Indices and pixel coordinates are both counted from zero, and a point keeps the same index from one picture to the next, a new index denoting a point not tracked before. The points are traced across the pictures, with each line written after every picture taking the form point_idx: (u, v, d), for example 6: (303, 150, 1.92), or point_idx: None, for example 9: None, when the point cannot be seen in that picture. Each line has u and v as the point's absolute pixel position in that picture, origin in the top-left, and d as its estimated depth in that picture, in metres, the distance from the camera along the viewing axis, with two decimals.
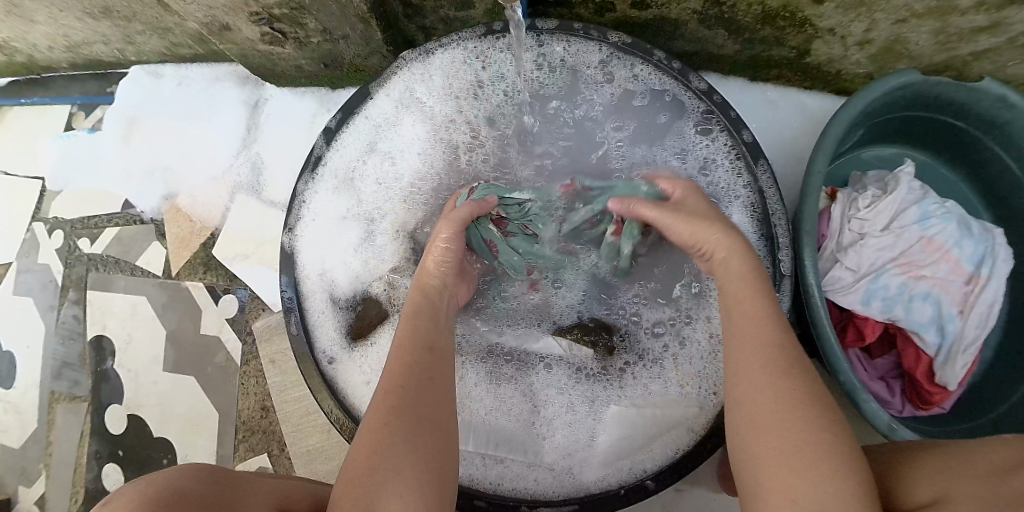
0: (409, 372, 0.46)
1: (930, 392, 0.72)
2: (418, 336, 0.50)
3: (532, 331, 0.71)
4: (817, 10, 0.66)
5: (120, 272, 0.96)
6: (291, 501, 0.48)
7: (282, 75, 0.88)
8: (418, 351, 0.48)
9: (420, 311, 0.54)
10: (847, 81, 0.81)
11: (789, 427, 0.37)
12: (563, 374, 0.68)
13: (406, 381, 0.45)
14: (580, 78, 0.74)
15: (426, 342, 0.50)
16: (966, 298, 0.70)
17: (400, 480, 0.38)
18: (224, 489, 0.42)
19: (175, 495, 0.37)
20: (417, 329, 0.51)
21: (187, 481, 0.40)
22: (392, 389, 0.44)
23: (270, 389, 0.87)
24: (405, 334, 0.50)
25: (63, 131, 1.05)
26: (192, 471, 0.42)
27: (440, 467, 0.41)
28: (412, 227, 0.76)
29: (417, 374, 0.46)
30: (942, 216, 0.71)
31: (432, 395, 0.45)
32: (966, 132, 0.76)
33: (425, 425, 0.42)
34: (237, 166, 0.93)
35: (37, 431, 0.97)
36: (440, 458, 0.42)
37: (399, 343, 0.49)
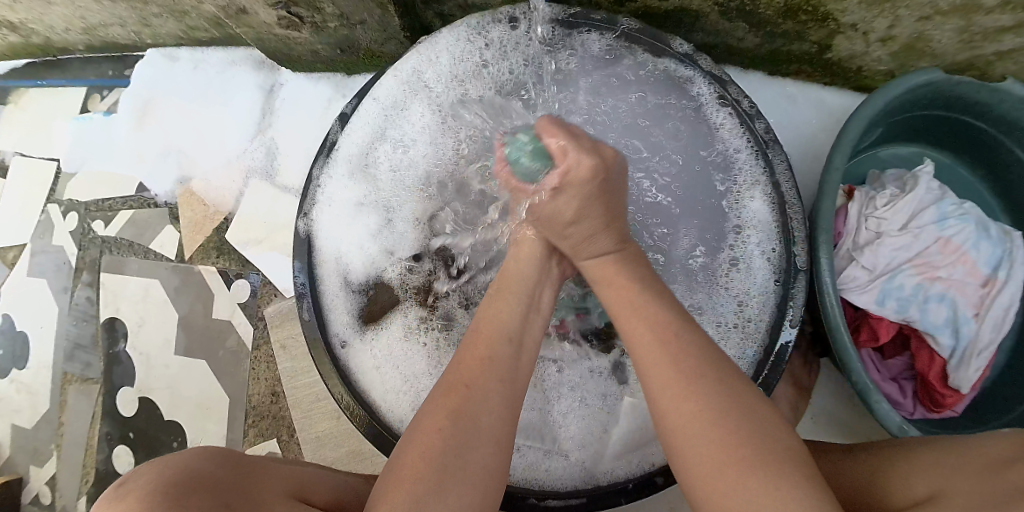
0: (474, 374, 0.46)
1: (942, 395, 0.71)
2: (495, 334, 0.49)
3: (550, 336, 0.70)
4: (839, 5, 0.65)
5: (134, 255, 0.97)
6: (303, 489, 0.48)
7: (298, 60, 0.88)
8: (486, 352, 0.48)
9: (511, 298, 0.53)
10: (867, 78, 0.80)
11: (721, 433, 0.37)
12: (575, 374, 0.68)
13: (474, 377, 0.45)
14: (587, 62, 0.74)
15: (508, 335, 0.49)
16: (982, 301, 0.70)
17: (448, 486, 0.38)
18: (239, 471, 0.43)
19: (189, 475, 0.38)
20: (502, 320, 0.50)
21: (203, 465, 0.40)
22: (457, 382, 0.45)
23: (280, 374, 0.88)
24: (478, 332, 0.50)
25: (79, 113, 1.05)
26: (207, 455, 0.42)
27: (494, 465, 0.42)
28: (425, 211, 0.76)
29: (486, 377, 0.45)
30: (960, 218, 0.70)
31: (495, 402, 0.44)
32: (986, 133, 0.76)
33: (482, 433, 0.42)
34: (251, 151, 0.94)
35: (49, 411, 0.98)
36: (494, 458, 0.42)
37: (479, 332, 0.50)
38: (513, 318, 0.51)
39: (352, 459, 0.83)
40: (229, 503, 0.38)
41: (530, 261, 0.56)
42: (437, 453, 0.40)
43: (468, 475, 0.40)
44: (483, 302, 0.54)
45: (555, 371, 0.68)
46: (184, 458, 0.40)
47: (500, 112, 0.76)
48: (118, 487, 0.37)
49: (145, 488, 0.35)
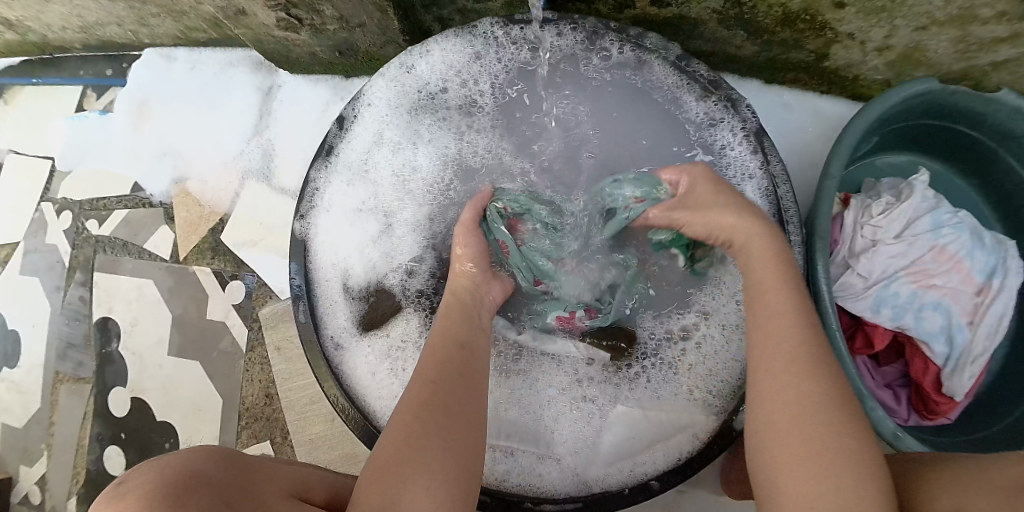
0: (437, 372, 0.47)
1: (936, 402, 0.71)
2: (450, 338, 0.52)
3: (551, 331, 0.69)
4: (837, 15, 0.65)
5: (128, 255, 0.96)
6: (305, 492, 0.49)
7: (297, 62, 0.88)
8: (445, 353, 0.50)
9: (461, 315, 0.56)
10: (864, 87, 0.80)
11: (811, 429, 0.38)
12: (573, 372, 0.67)
13: (437, 382, 0.46)
14: (579, 64, 0.74)
15: (462, 344, 0.51)
16: (975, 309, 0.70)
17: (428, 481, 0.38)
18: (238, 472, 0.42)
19: (187, 477, 0.37)
20: (456, 330, 0.53)
21: (205, 464, 0.40)
22: (422, 388, 0.46)
23: (274, 376, 0.87)
24: (435, 339, 0.52)
25: (75, 112, 1.04)
26: (209, 455, 0.42)
27: (467, 468, 0.41)
28: (426, 212, 0.75)
29: (445, 374, 0.47)
30: (955, 226, 0.70)
31: (460, 395, 0.46)
32: (981, 142, 0.76)
33: (450, 422, 0.43)
34: (248, 151, 0.93)
35: (40, 411, 0.97)
36: (467, 460, 0.42)
37: (435, 342, 0.51)
38: (464, 326, 0.54)
39: (345, 462, 0.83)
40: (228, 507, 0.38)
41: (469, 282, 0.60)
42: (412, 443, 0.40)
43: (441, 462, 0.40)
44: (436, 319, 0.56)
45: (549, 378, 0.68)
46: (184, 457, 0.40)
47: (494, 110, 0.76)
48: (116, 485, 0.37)
49: (144, 487, 0.35)
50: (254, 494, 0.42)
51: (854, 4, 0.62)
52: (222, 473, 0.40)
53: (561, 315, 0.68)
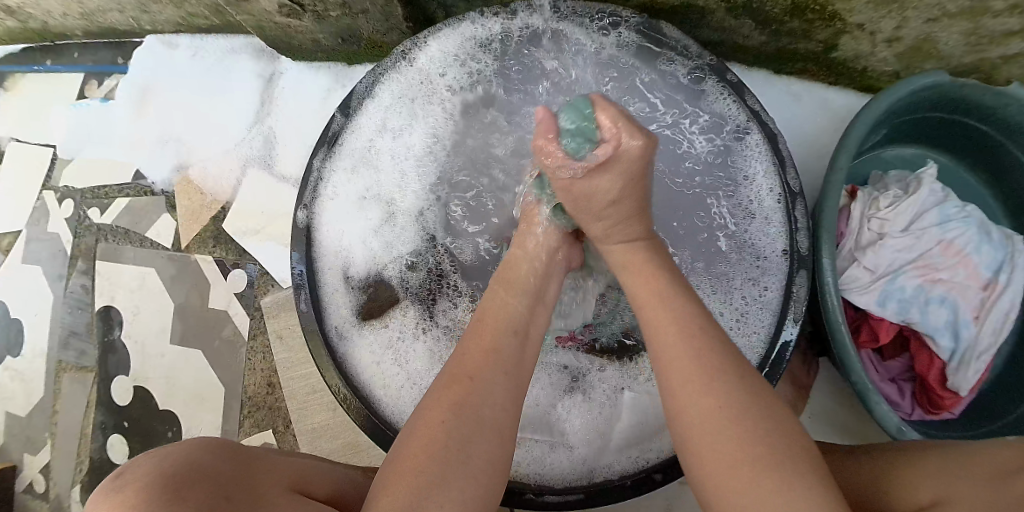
0: (479, 363, 0.45)
1: (940, 397, 0.71)
2: (499, 325, 0.49)
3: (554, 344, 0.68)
4: (847, 5, 0.64)
5: (130, 244, 0.96)
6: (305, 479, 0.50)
7: (300, 49, 0.87)
8: (491, 341, 0.47)
9: (519, 290, 0.52)
10: (872, 79, 0.79)
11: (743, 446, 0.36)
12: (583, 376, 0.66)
13: (479, 369, 0.45)
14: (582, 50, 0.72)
15: (514, 326, 0.49)
16: (981, 304, 0.70)
17: (454, 482, 0.38)
18: (235, 465, 0.44)
19: (182, 469, 0.39)
20: (510, 310, 0.50)
21: (208, 459, 0.42)
22: (460, 373, 0.44)
23: (277, 365, 0.87)
24: (483, 322, 0.50)
25: (75, 100, 1.04)
26: (210, 448, 0.43)
27: (492, 466, 0.41)
28: (426, 204, 0.75)
29: (488, 369, 0.45)
30: (962, 220, 0.70)
31: (501, 391, 0.44)
32: (990, 137, 0.75)
33: (484, 424, 0.41)
34: (250, 139, 0.92)
35: (43, 399, 0.97)
36: (491, 460, 0.41)
37: (485, 322, 0.49)
38: (516, 309, 0.51)
39: (347, 451, 0.83)
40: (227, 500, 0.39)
41: (534, 259, 0.56)
42: (444, 446, 0.39)
43: (466, 471, 0.39)
44: (486, 295, 0.53)
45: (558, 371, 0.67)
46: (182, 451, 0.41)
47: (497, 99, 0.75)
48: (113, 477, 0.39)
49: (140, 479, 0.37)
50: (251, 485, 0.43)
51: None
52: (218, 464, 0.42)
53: (561, 334, 0.67)
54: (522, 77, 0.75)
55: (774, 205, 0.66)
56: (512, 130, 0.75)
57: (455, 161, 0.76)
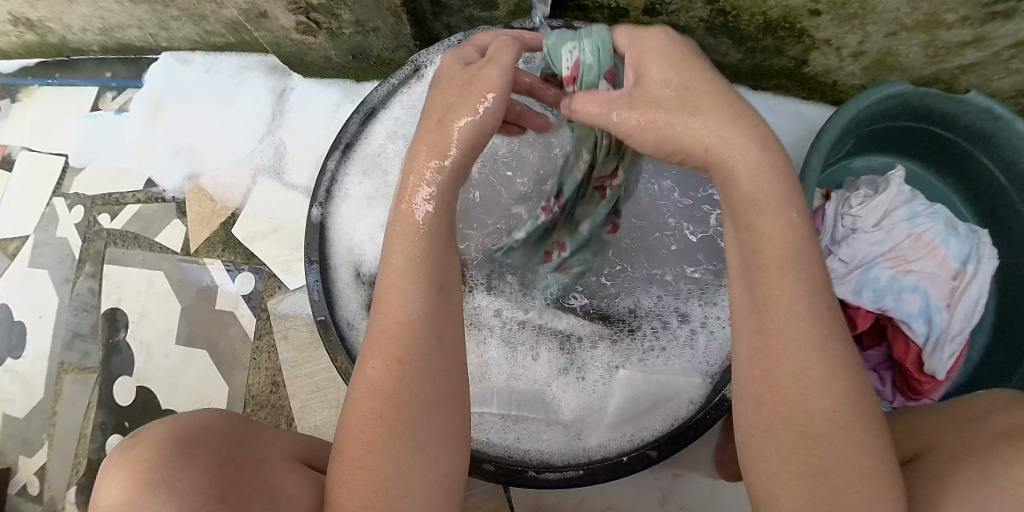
0: (394, 347, 0.42)
1: (920, 381, 0.76)
2: (400, 297, 0.43)
3: (550, 308, 0.71)
4: (814, 22, 0.72)
5: (140, 248, 0.99)
6: (307, 452, 0.53)
7: (311, 65, 0.93)
8: (405, 317, 0.43)
9: (425, 234, 0.45)
10: (843, 93, 0.88)
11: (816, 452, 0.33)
12: (578, 350, 0.70)
13: (402, 345, 0.42)
14: None
15: (427, 283, 0.44)
16: (953, 292, 0.76)
17: (412, 465, 0.41)
18: (246, 432, 0.47)
19: (191, 433, 0.42)
20: (416, 264, 0.44)
21: (214, 422, 0.45)
22: (387, 354, 0.42)
23: (281, 364, 0.89)
24: (383, 295, 0.44)
25: (90, 112, 1.08)
26: (219, 415, 0.47)
27: (453, 435, 0.43)
28: None
29: (411, 340, 0.42)
30: (929, 216, 0.76)
31: (435, 366, 0.43)
32: (954, 143, 0.82)
33: (424, 410, 0.42)
34: (261, 149, 0.97)
35: (42, 401, 0.98)
36: (451, 427, 0.43)
37: (395, 286, 0.44)
38: (425, 265, 0.44)
39: None
40: (233, 458, 0.42)
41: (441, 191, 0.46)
42: (387, 442, 0.41)
43: (424, 451, 0.41)
44: (388, 240, 0.47)
45: (557, 347, 0.71)
46: (200, 414, 0.45)
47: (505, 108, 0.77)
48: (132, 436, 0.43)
49: (155, 435, 0.41)
50: (254, 448, 0.46)
51: (829, 11, 0.69)
52: (228, 428, 0.45)
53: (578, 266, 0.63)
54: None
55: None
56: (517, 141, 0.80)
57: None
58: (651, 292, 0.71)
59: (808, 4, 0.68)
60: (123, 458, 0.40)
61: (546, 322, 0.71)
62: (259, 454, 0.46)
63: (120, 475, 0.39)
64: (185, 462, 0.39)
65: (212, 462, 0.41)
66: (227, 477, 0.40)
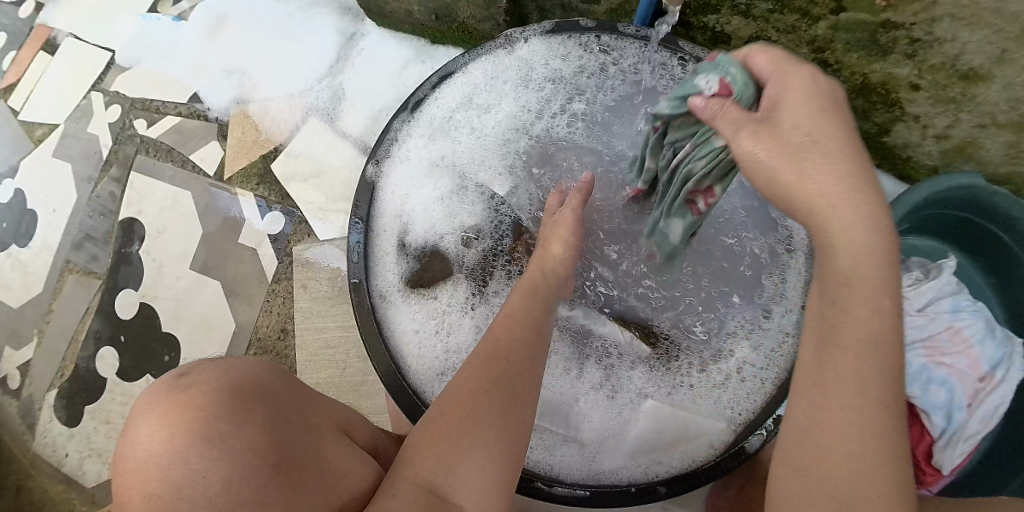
0: (504, 347, 0.51)
1: (924, 472, 0.78)
2: (520, 320, 0.55)
3: (597, 311, 0.71)
4: (910, 95, 0.73)
5: (171, 163, 0.95)
6: (350, 426, 0.52)
7: (389, 17, 0.89)
8: (516, 332, 0.53)
9: (538, 292, 0.59)
10: (912, 169, 0.86)
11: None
12: (612, 363, 0.68)
13: (506, 352, 0.51)
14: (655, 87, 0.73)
15: (530, 321, 0.55)
16: (976, 394, 0.77)
17: (475, 449, 0.42)
18: (292, 388, 0.45)
19: (250, 382, 0.40)
20: (525, 304, 0.57)
21: (268, 374, 0.43)
22: (492, 354, 0.51)
23: (295, 312, 0.86)
24: (505, 318, 0.55)
25: (147, 12, 1.04)
26: (272, 367, 0.44)
27: (518, 431, 0.46)
28: (498, 189, 0.75)
29: (516, 354, 0.51)
30: (971, 313, 0.78)
31: (524, 375, 0.50)
32: (1007, 245, 0.82)
33: (511, 400, 0.47)
34: (317, 90, 0.94)
35: (39, 295, 0.95)
36: (520, 423, 0.47)
37: (507, 316, 0.55)
38: (538, 314, 0.56)
39: None
40: (285, 421, 0.40)
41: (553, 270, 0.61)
42: (476, 415, 0.44)
43: (484, 434, 0.43)
44: (511, 295, 0.59)
45: (597, 358, 0.68)
46: (251, 363, 0.42)
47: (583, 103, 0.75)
48: (178, 374, 0.39)
49: (210, 382, 0.37)
50: (304, 416, 0.43)
51: (929, 89, 0.70)
52: (279, 389, 0.42)
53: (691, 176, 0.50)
54: (628, 97, 0.74)
55: (805, 264, 0.67)
56: (600, 143, 0.75)
57: (537, 155, 0.76)
58: (692, 322, 0.69)
59: (912, 76, 0.69)
60: (174, 399, 0.36)
61: (592, 327, 0.70)
62: (307, 420, 0.43)
63: (166, 420, 0.35)
64: (246, 424, 0.36)
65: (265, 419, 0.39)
66: (283, 451, 0.38)
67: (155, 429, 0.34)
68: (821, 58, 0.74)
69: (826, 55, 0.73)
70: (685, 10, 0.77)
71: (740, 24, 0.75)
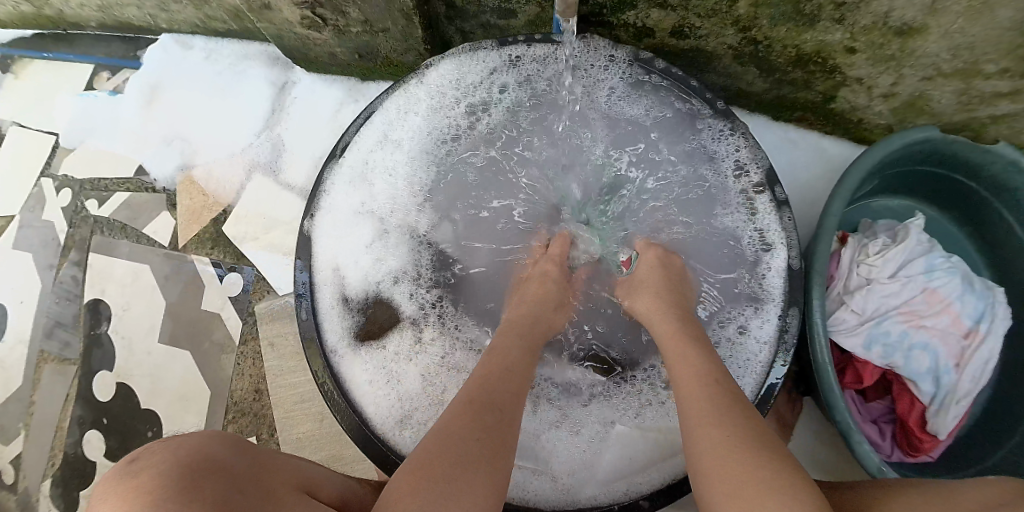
0: (485, 389, 0.50)
1: (920, 440, 0.75)
2: (508, 363, 0.54)
3: (548, 353, 0.71)
4: (848, 59, 0.70)
5: (126, 239, 0.95)
6: (311, 489, 0.50)
7: (315, 61, 0.89)
8: (504, 375, 0.53)
9: (522, 334, 0.59)
10: (866, 130, 0.83)
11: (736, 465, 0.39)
12: (574, 396, 0.68)
13: (498, 391, 0.50)
14: (557, 92, 0.76)
15: (519, 364, 0.55)
16: (962, 352, 0.74)
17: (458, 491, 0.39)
18: (247, 456, 0.44)
19: (199, 459, 0.39)
20: (516, 348, 0.56)
21: (218, 448, 0.42)
22: (483, 393, 0.49)
23: (267, 371, 0.86)
24: (491, 358, 0.55)
25: (83, 91, 1.04)
26: (222, 439, 0.44)
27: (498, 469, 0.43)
28: (420, 227, 0.77)
29: (507, 395, 0.50)
30: (948, 271, 0.75)
31: (510, 415, 0.49)
32: (975, 192, 0.80)
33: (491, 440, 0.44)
34: (257, 145, 0.93)
35: (20, 389, 0.96)
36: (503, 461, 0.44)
37: (496, 356, 0.55)
38: (523, 355, 0.56)
39: (332, 464, 0.82)
40: (239, 492, 0.40)
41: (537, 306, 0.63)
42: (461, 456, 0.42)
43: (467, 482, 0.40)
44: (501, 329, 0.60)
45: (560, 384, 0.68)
46: (202, 439, 0.42)
47: (494, 124, 0.78)
48: (130, 459, 0.39)
49: (161, 464, 0.37)
50: (262, 484, 0.43)
51: (865, 50, 0.68)
52: (234, 460, 0.42)
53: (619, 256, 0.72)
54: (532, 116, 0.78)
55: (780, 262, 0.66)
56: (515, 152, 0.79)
57: (450, 185, 0.78)
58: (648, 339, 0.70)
59: (845, 41, 0.67)
60: (123, 487, 0.36)
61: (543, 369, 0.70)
62: (263, 488, 0.43)
63: (119, 507, 0.35)
64: (196, 501, 0.36)
65: (221, 496, 0.38)
66: None
67: None
68: (749, 36, 0.72)
69: (754, 32, 0.71)
70: (603, 12, 0.75)
71: (660, 17, 0.73)
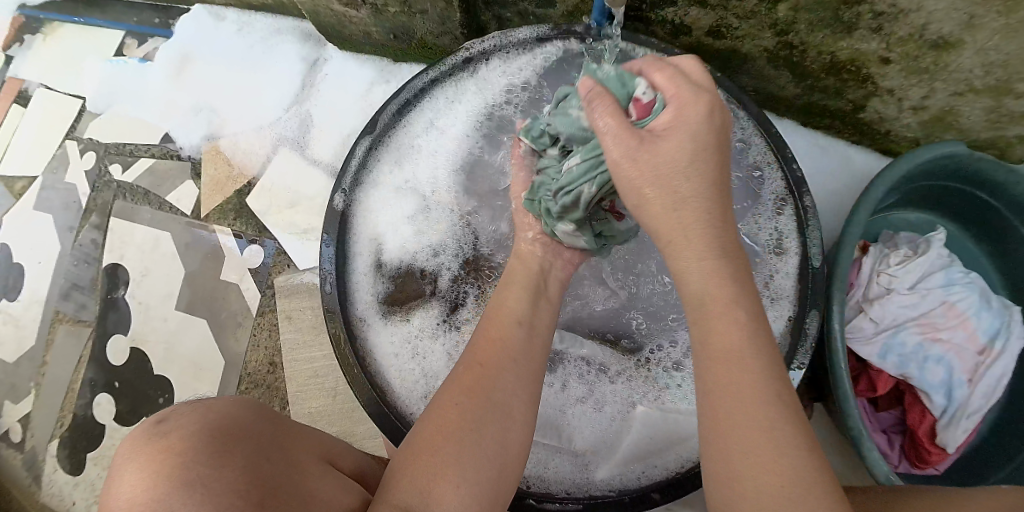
0: (490, 355, 0.48)
1: (929, 452, 0.75)
2: (507, 319, 0.52)
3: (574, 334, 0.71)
4: (882, 70, 0.70)
5: (149, 205, 0.95)
6: (334, 459, 0.50)
7: (349, 40, 0.89)
8: (501, 335, 0.50)
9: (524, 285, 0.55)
10: (892, 142, 0.84)
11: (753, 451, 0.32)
12: (595, 372, 0.68)
13: (497, 357, 0.48)
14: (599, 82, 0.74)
15: (519, 318, 0.52)
16: (975, 368, 0.75)
17: (454, 474, 0.41)
18: (272, 424, 0.44)
19: (229, 424, 0.39)
20: (517, 302, 0.53)
21: (248, 415, 0.42)
22: (478, 362, 0.48)
23: (282, 344, 0.86)
24: (493, 317, 0.52)
25: (113, 57, 1.04)
26: (250, 405, 0.44)
27: (503, 446, 0.44)
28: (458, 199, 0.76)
29: (501, 359, 0.48)
30: (966, 285, 0.76)
31: (513, 379, 0.47)
32: (996, 211, 0.80)
33: (492, 416, 0.44)
34: (286, 119, 0.93)
35: (33, 348, 0.96)
36: (509, 437, 0.45)
37: (497, 313, 0.52)
38: (527, 307, 0.53)
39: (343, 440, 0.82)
40: (268, 459, 0.40)
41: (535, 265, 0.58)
42: (457, 436, 0.43)
43: (466, 464, 0.41)
44: (501, 286, 0.57)
45: (578, 373, 0.68)
46: (231, 405, 0.42)
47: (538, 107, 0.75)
48: (156, 421, 0.39)
49: (189, 427, 0.37)
50: (288, 452, 0.43)
51: (900, 62, 0.68)
52: (260, 426, 0.42)
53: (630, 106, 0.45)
54: None
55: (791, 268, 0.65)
56: None
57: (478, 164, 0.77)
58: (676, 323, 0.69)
59: (881, 51, 0.67)
60: (152, 447, 0.36)
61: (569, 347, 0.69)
62: (287, 454, 0.43)
63: (147, 469, 0.34)
64: (226, 466, 0.36)
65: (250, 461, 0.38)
66: (270, 486, 0.38)
67: (136, 478, 0.34)
68: (785, 40, 0.72)
69: (790, 36, 0.71)
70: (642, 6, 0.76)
71: (698, 16, 0.74)
